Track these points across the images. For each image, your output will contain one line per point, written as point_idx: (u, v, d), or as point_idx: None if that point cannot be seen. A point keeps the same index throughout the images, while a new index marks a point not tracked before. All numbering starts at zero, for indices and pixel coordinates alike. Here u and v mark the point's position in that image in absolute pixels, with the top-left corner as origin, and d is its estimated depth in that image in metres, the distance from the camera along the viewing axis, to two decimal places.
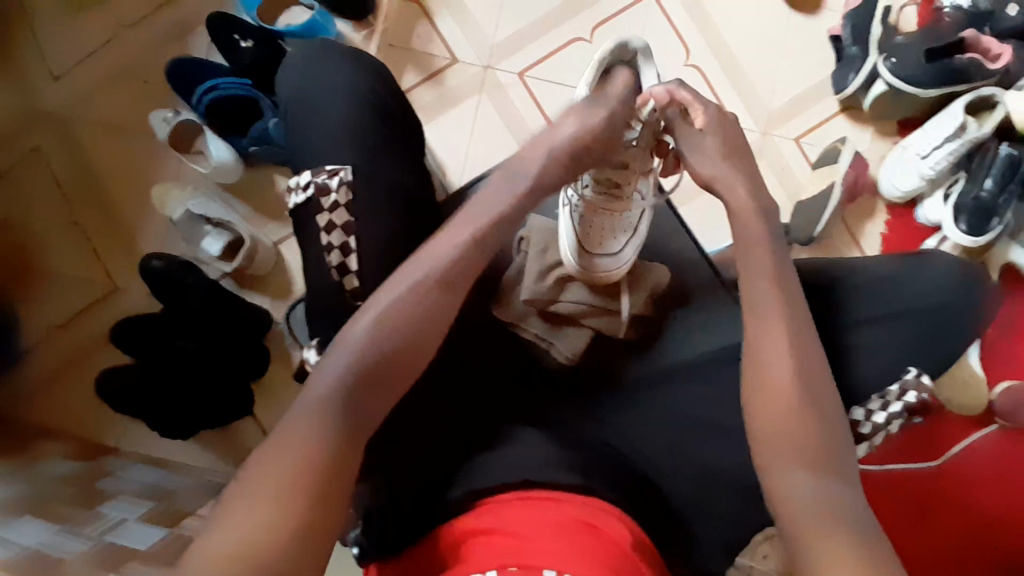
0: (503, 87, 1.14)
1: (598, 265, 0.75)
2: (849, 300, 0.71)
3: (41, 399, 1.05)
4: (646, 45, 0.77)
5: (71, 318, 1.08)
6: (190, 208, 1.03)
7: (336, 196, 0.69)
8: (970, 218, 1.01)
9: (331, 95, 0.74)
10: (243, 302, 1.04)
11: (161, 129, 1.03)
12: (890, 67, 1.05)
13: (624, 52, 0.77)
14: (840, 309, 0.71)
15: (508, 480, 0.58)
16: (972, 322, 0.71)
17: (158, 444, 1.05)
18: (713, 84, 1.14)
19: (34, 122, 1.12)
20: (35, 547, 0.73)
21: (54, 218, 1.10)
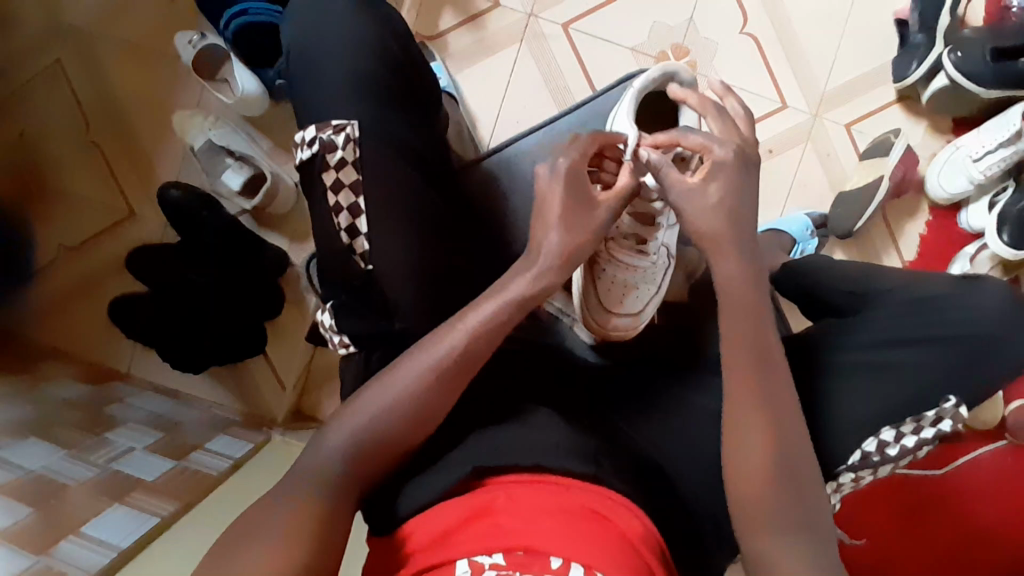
0: (545, 38, 1.08)
1: (617, 322, 0.78)
2: (885, 320, 0.69)
3: (51, 318, 1.05)
4: (694, 79, 0.76)
5: (85, 241, 1.06)
6: (211, 138, 1.00)
7: (343, 154, 0.64)
8: (1014, 229, 0.96)
9: (345, 36, 0.67)
10: (262, 242, 1.02)
11: (185, 54, 0.99)
12: (953, 60, 0.98)
13: (670, 82, 0.76)
14: (876, 331, 0.69)
15: (521, 462, 0.58)
16: None
17: (169, 375, 1.05)
18: (767, 60, 1.08)
19: (55, 31, 1.07)
20: (38, 470, 0.74)
21: (70, 134, 1.07)
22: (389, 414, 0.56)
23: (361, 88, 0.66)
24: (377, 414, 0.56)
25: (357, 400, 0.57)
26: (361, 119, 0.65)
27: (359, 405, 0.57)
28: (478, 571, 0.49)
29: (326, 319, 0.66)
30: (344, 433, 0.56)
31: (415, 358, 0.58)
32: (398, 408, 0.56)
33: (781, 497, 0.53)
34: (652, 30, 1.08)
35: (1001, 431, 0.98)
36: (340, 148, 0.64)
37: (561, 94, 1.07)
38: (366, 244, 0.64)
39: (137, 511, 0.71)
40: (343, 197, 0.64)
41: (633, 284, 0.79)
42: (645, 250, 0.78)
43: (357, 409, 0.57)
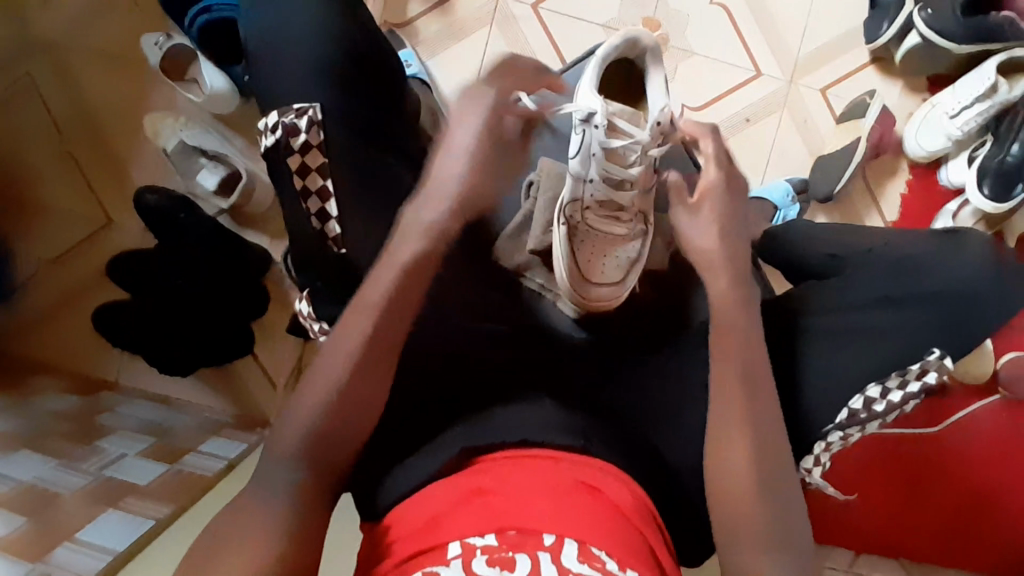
0: (515, 20, 1.07)
1: (596, 293, 0.75)
2: (863, 275, 0.70)
3: (35, 332, 1.03)
4: (656, 46, 0.75)
5: (66, 252, 1.05)
6: (183, 139, 0.99)
7: (307, 137, 0.63)
8: (994, 181, 0.96)
9: (308, 24, 0.66)
10: (242, 241, 1.01)
11: (152, 55, 0.98)
12: (924, 17, 0.98)
13: (633, 48, 0.75)
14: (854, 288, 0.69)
15: (505, 440, 0.58)
16: (1005, 306, 0.66)
17: (159, 381, 1.04)
18: (739, 29, 1.07)
19: (20, 42, 1.06)
20: (30, 481, 0.73)
21: (43, 145, 1.06)
22: (354, 361, 0.55)
23: (321, 75, 0.65)
24: (349, 356, 0.55)
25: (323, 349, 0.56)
26: (325, 104, 0.64)
27: (330, 348, 0.56)
28: (470, 553, 0.48)
29: (303, 308, 0.65)
30: (322, 388, 0.54)
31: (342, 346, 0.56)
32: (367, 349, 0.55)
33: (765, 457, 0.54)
34: (622, 5, 1.07)
35: (993, 386, 0.97)
36: (304, 130, 0.63)
37: None
38: (337, 227, 0.63)
39: (131, 515, 0.71)
40: (309, 182, 0.63)
41: (613, 253, 0.76)
42: (619, 218, 0.76)
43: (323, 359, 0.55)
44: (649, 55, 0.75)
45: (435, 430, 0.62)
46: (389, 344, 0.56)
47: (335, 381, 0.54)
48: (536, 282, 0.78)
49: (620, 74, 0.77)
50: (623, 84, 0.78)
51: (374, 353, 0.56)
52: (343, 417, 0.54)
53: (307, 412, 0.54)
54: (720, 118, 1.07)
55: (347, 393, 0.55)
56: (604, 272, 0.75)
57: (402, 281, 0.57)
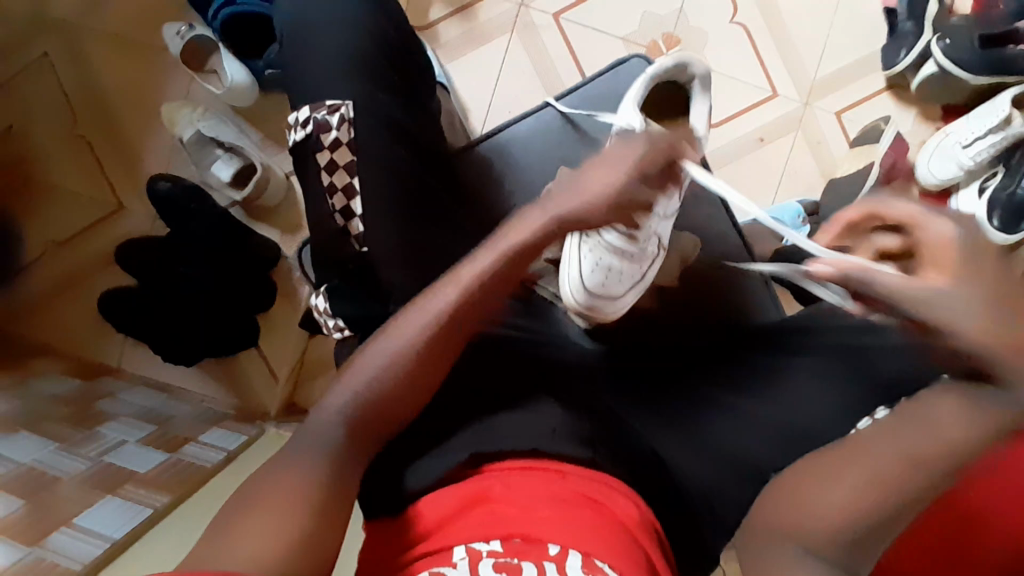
0: (535, 28, 1.08)
1: (595, 305, 0.73)
2: None
3: (42, 312, 1.04)
4: (706, 72, 0.75)
5: (75, 235, 1.05)
6: (200, 129, 0.99)
7: (337, 134, 0.63)
8: (1003, 214, 0.98)
9: (336, 23, 0.66)
10: (252, 233, 1.01)
11: (174, 44, 0.98)
12: (943, 47, 0.99)
13: (681, 72, 0.75)
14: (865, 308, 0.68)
15: (517, 447, 0.58)
16: None
17: (162, 369, 1.04)
18: (758, 49, 1.08)
19: (43, 25, 1.06)
20: (29, 464, 0.73)
21: (59, 128, 1.06)
22: (430, 334, 0.57)
23: (347, 73, 0.65)
24: (419, 333, 0.57)
25: (392, 327, 0.57)
26: (356, 100, 0.64)
27: (400, 328, 0.57)
28: (476, 557, 0.49)
29: (318, 304, 0.65)
30: (388, 353, 0.56)
31: (403, 332, 0.57)
32: (438, 324, 0.57)
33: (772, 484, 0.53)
34: (642, 19, 1.08)
35: None
36: (334, 128, 0.63)
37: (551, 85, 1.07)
38: (360, 225, 0.63)
39: (129, 504, 0.71)
40: (337, 178, 0.64)
41: (617, 269, 0.72)
42: (635, 238, 0.71)
43: (391, 331, 0.57)
44: (698, 80, 0.76)
45: (441, 433, 0.62)
46: (461, 324, 0.58)
47: (381, 368, 0.55)
48: (548, 292, 0.78)
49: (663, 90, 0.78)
50: (670, 102, 0.78)
51: (442, 334, 0.57)
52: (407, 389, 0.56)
53: (363, 380, 0.55)
54: (735, 136, 1.08)
55: (413, 371, 0.56)
56: (604, 286, 0.72)
57: (496, 269, 0.59)
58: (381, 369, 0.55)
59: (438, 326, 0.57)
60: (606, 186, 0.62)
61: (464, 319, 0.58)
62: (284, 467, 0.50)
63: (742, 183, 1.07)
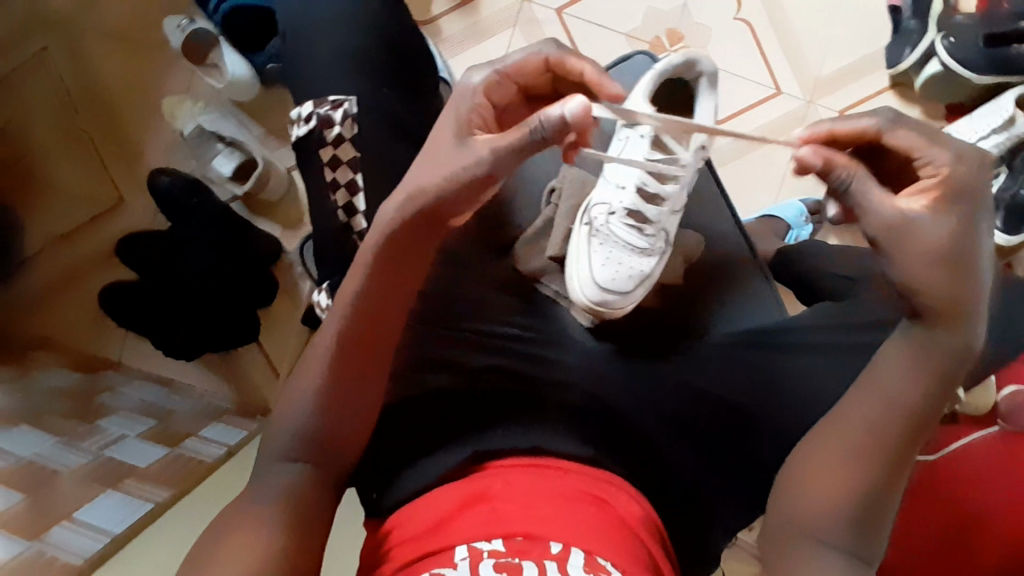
0: (538, 23, 1.08)
1: (605, 299, 0.72)
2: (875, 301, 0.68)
3: (42, 306, 1.04)
4: (714, 69, 0.75)
5: (75, 229, 1.05)
6: (201, 124, 1.00)
7: (340, 130, 0.63)
8: (1005, 214, 0.97)
9: (339, 18, 0.66)
10: (253, 228, 1.01)
11: (175, 38, 0.98)
12: (947, 46, 0.98)
13: (691, 70, 0.75)
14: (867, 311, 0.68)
15: (517, 446, 0.60)
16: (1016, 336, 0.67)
17: (162, 363, 1.04)
18: (761, 46, 1.08)
19: (44, 18, 1.06)
20: (30, 458, 0.73)
21: (59, 121, 1.06)
22: (337, 345, 0.54)
23: (351, 69, 0.65)
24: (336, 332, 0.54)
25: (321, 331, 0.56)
26: (360, 96, 0.64)
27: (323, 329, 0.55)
28: (477, 557, 0.49)
29: (320, 301, 0.65)
30: (314, 371, 0.54)
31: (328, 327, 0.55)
32: (341, 339, 0.54)
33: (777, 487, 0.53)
34: (646, 15, 1.08)
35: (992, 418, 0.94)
36: (337, 124, 0.63)
37: None
38: (363, 221, 0.63)
39: (130, 498, 0.71)
40: (341, 174, 0.63)
41: (626, 263, 0.74)
42: (642, 229, 0.75)
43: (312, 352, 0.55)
44: (706, 78, 0.75)
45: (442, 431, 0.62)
46: (368, 330, 0.54)
47: (320, 366, 0.54)
48: (551, 289, 0.74)
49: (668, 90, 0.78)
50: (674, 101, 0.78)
51: (351, 345, 0.54)
52: (334, 391, 0.53)
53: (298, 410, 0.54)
54: (737, 134, 1.07)
55: (338, 392, 0.54)
56: (615, 279, 0.72)
57: (385, 250, 0.54)
58: (311, 393, 0.54)
59: (344, 340, 0.54)
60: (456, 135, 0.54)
61: (376, 306, 0.54)
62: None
63: (744, 180, 1.07)
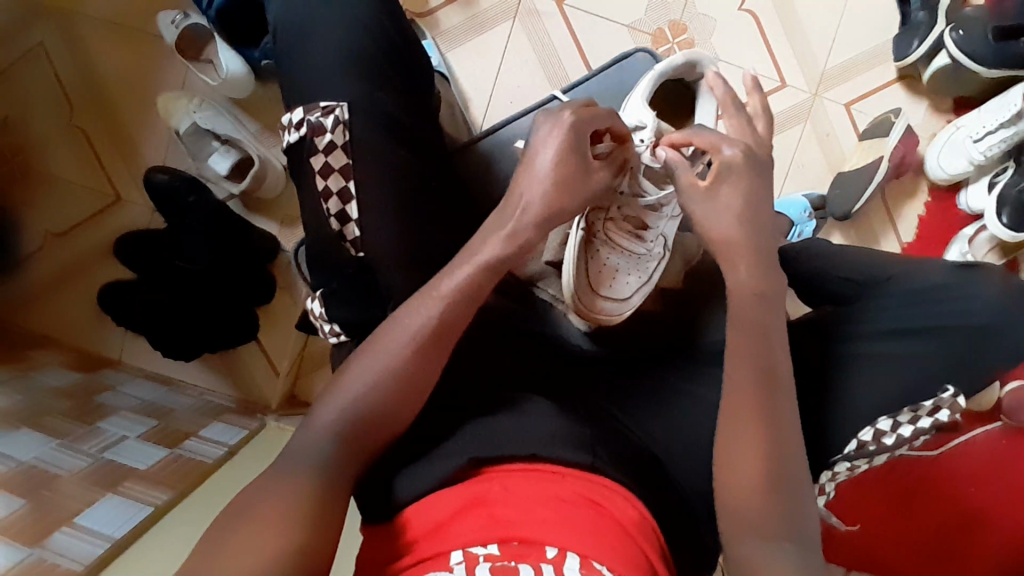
0: (538, 16, 1.05)
1: (601, 307, 0.72)
2: (873, 313, 0.68)
3: (40, 306, 1.03)
4: (716, 69, 0.74)
5: (70, 228, 1.05)
6: (197, 121, 0.98)
7: (332, 137, 0.62)
8: (1013, 211, 0.94)
9: (331, 19, 0.64)
10: (250, 227, 1.00)
11: (169, 33, 0.97)
12: (956, 39, 0.95)
13: (692, 72, 0.74)
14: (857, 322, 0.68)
15: (515, 452, 0.57)
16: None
17: (162, 362, 1.04)
18: (767, 39, 1.05)
19: (37, 14, 1.04)
20: (30, 462, 0.73)
21: (54, 118, 1.05)
22: (414, 343, 0.56)
23: (342, 71, 0.63)
24: (403, 346, 0.56)
25: (377, 339, 0.57)
26: (353, 101, 0.63)
27: (385, 336, 0.56)
28: (472, 561, 0.49)
29: (315, 308, 0.64)
30: (378, 362, 0.55)
31: (396, 334, 0.56)
32: (416, 337, 0.56)
33: (775, 500, 0.51)
34: (648, 7, 1.05)
35: (996, 413, 0.98)
36: (330, 131, 0.62)
37: (545, 59, 1.05)
38: (355, 230, 0.62)
39: (129, 501, 0.71)
40: (332, 182, 0.62)
41: (624, 269, 0.74)
42: (642, 237, 0.74)
43: (373, 347, 0.56)
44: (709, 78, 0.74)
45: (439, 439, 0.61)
46: (448, 336, 0.57)
47: (371, 380, 0.55)
48: (547, 294, 0.76)
49: (671, 90, 0.76)
50: (676, 102, 0.77)
51: (424, 346, 0.56)
52: (383, 404, 0.55)
53: (350, 397, 0.54)
54: None
55: (384, 402, 0.55)
56: (612, 287, 0.74)
57: (473, 276, 0.58)
58: (364, 387, 0.55)
59: (420, 339, 0.56)
60: (555, 163, 0.60)
61: (459, 326, 0.57)
62: (281, 478, 0.50)
63: None
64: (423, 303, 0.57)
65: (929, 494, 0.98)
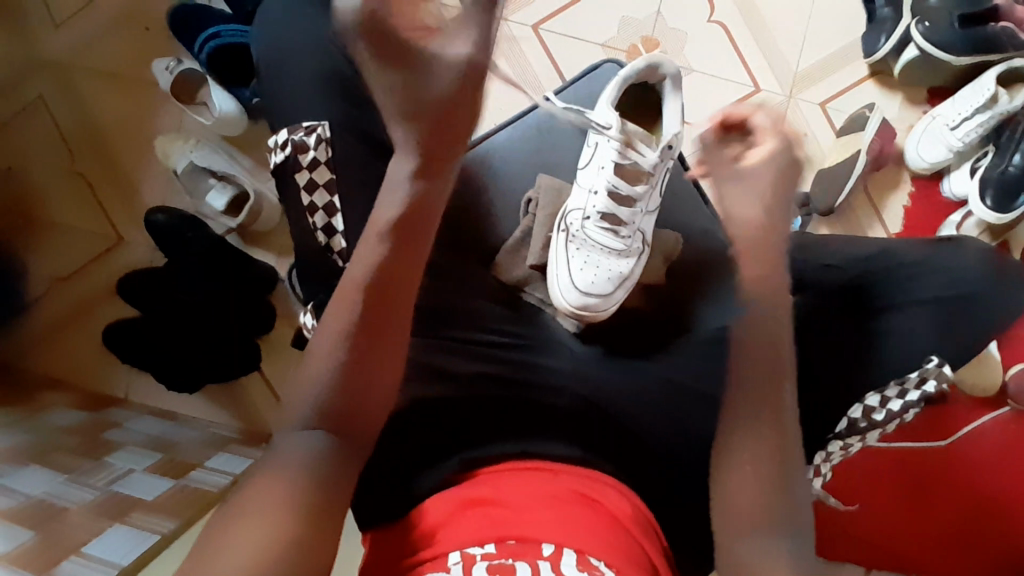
0: (515, 40, 1.10)
1: (585, 303, 0.73)
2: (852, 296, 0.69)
3: (48, 350, 1.06)
4: (678, 71, 0.74)
5: (76, 271, 1.08)
6: (193, 160, 1.02)
7: (315, 154, 0.65)
8: (996, 192, 0.97)
9: (307, 47, 0.68)
10: (248, 258, 1.03)
11: (163, 79, 1.01)
12: (922, 30, 0.98)
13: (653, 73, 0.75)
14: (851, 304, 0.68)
15: (504, 451, 0.61)
16: (998, 319, 0.67)
17: (166, 397, 1.06)
18: (736, 45, 1.09)
19: (40, 71, 1.09)
20: (40, 496, 0.75)
21: (58, 166, 1.09)
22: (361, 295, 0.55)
23: (323, 94, 0.66)
24: (348, 320, 0.55)
25: (324, 322, 0.56)
26: (332, 120, 0.66)
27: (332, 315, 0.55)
28: (469, 561, 0.48)
29: (306, 322, 0.66)
30: (330, 334, 0.55)
31: (337, 313, 0.55)
32: (355, 307, 0.55)
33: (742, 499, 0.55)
34: (621, 24, 1.09)
35: (1003, 398, 0.98)
36: (312, 148, 0.65)
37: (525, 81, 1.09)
38: (342, 241, 0.65)
39: (136, 530, 0.71)
40: (318, 197, 0.65)
41: (605, 264, 0.75)
42: (618, 231, 0.76)
43: (320, 333, 0.55)
44: (670, 81, 0.75)
45: (435, 445, 0.62)
46: (385, 299, 0.56)
47: (324, 365, 0.54)
48: (535, 297, 0.76)
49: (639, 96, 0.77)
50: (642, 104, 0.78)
51: (370, 311, 0.55)
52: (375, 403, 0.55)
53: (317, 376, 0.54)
54: None
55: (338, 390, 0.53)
56: (593, 283, 0.74)
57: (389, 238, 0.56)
58: (319, 378, 0.53)
59: (371, 297, 0.56)
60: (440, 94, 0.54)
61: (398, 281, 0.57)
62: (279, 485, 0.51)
63: None
64: (351, 277, 0.56)
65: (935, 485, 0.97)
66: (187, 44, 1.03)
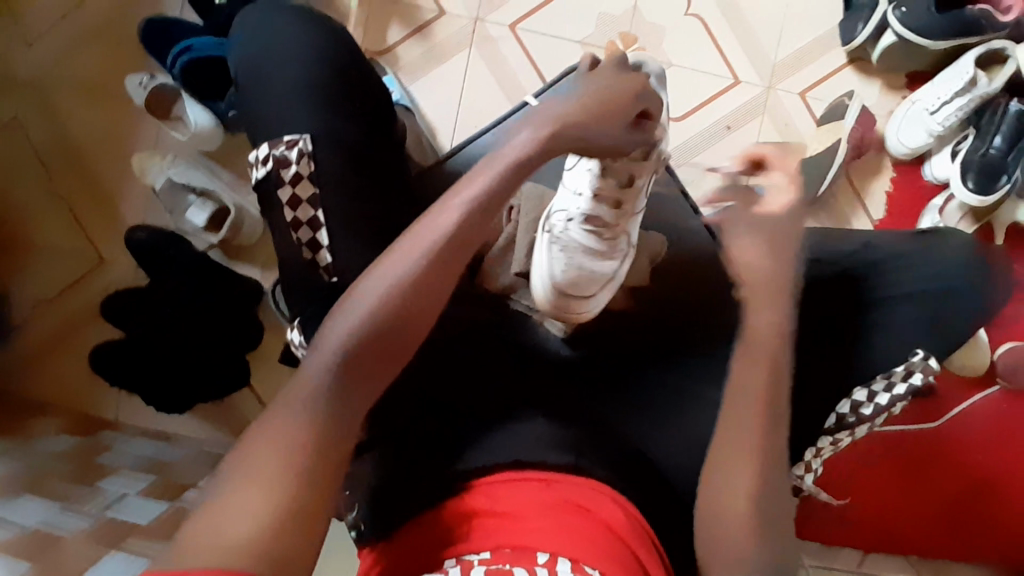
0: (493, 40, 1.09)
1: (572, 305, 0.74)
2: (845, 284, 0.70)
3: (34, 375, 1.04)
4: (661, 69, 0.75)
5: (59, 293, 1.06)
6: (171, 177, 1.01)
7: (298, 168, 0.64)
8: (977, 175, 0.97)
9: (282, 64, 0.67)
10: (230, 273, 1.02)
11: (138, 95, 0.99)
12: (899, 17, 0.98)
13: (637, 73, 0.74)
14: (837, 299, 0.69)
15: (499, 460, 0.57)
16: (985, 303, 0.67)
17: (157, 417, 1.05)
18: (715, 38, 1.08)
19: (11, 91, 1.07)
20: (34, 526, 0.73)
21: (36, 187, 1.07)
22: (414, 280, 0.52)
23: (301, 109, 0.65)
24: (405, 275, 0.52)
25: (372, 274, 0.52)
26: (309, 138, 0.65)
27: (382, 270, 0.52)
28: (468, 565, 0.48)
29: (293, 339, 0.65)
30: (377, 291, 0.51)
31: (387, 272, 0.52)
32: (416, 271, 0.52)
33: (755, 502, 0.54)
34: (598, 21, 1.09)
35: (991, 377, 0.99)
36: (295, 163, 0.64)
37: (503, 81, 1.08)
38: (327, 255, 0.64)
39: (130, 553, 0.68)
40: (302, 212, 0.64)
41: (588, 266, 0.74)
42: (601, 232, 0.75)
43: (363, 289, 0.51)
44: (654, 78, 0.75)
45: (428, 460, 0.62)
46: (441, 265, 0.53)
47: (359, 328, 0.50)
48: (523, 304, 0.77)
49: None
50: None
51: (427, 278, 0.52)
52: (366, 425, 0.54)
53: (344, 334, 0.50)
54: (700, 127, 1.08)
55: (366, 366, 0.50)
56: (576, 283, 0.74)
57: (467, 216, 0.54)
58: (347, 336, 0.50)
59: (429, 263, 0.52)
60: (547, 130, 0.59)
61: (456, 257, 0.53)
62: None
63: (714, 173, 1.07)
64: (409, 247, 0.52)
65: (926, 466, 0.99)
66: (158, 60, 1.01)
